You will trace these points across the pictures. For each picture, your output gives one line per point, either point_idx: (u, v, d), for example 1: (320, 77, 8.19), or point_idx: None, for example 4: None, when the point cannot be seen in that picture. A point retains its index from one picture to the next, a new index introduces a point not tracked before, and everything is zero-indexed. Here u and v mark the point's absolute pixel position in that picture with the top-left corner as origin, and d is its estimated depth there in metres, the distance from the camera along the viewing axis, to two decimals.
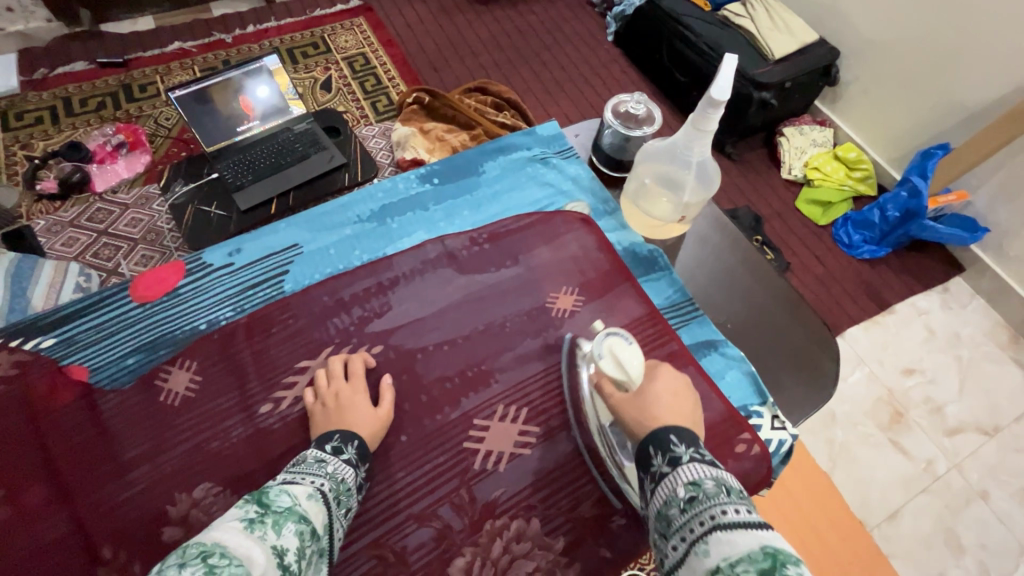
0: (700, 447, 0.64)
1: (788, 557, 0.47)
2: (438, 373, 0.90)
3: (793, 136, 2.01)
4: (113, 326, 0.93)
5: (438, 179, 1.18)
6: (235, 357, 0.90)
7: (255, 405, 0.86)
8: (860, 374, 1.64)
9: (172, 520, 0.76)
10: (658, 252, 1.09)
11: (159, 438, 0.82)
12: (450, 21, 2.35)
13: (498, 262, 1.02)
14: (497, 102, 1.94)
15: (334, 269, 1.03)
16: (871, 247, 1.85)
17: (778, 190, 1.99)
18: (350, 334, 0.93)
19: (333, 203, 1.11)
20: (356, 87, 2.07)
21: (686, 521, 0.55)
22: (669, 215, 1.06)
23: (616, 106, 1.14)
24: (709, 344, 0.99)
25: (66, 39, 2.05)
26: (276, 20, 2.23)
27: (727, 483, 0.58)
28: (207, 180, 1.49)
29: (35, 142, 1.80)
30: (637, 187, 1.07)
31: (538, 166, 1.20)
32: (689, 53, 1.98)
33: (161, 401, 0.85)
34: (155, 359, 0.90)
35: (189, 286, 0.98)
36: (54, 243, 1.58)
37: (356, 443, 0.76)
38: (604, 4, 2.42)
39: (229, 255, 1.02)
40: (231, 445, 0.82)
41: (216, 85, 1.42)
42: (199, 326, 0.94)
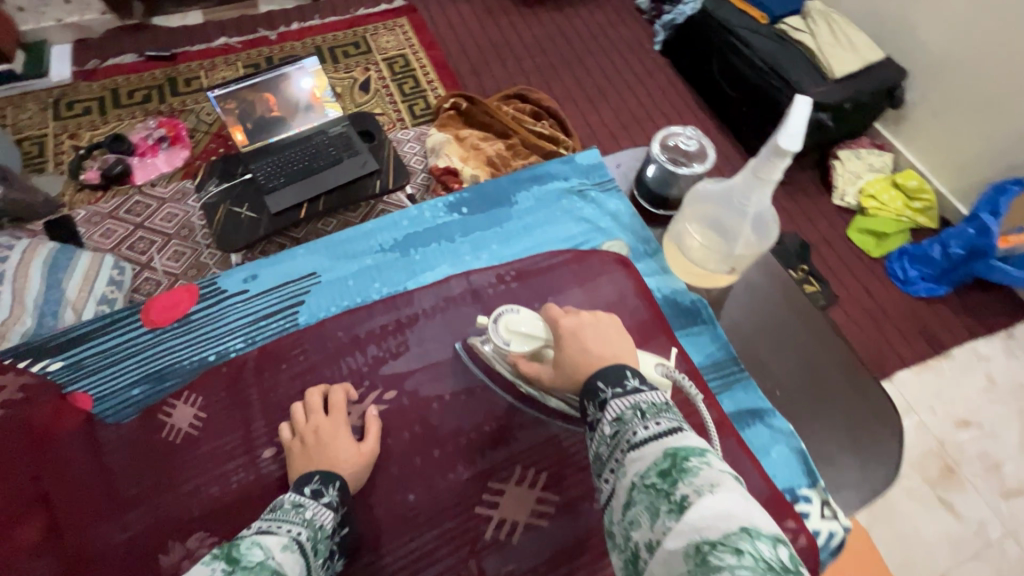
0: (622, 378, 0.61)
1: (689, 453, 0.50)
2: (453, 426, 0.81)
3: (849, 160, 1.88)
4: (121, 352, 0.90)
5: (467, 209, 1.11)
6: (242, 392, 0.83)
7: (258, 448, 0.77)
8: (908, 421, 1.52)
9: (161, 570, 0.67)
10: (701, 303, 1.01)
11: (156, 477, 0.74)
12: (493, 23, 2.31)
13: (527, 304, 0.94)
14: (536, 110, 1.89)
15: (350, 303, 0.97)
16: (928, 284, 1.73)
17: (831, 217, 1.87)
18: (362, 376, 0.84)
19: (356, 230, 1.05)
20: (394, 89, 2.05)
21: (609, 452, 0.56)
22: (717, 266, 0.97)
23: (666, 139, 1.10)
24: (755, 413, 0.91)
25: (119, 31, 2.10)
26: (320, 17, 2.23)
27: (641, 402, 0.57)
28: (240, 180, 1.49)
29: (82, 132, 1.84)
30: (682, 233, 0.99)
31: (574, 200, 1.12)
32: (741, 67, 1.87)
33: (162, 438, 0.78)
34: (161, 391, 0.86)
35: (201, 314, 0.94)
36: (93, 234, 1.61)
37: (337, 485, 0.66)
38: (652, 12, 2.33)
39: (245, 282, 0.98)
40: (230, 492, 0.74)
41: (275, 78, 1.48)
42: (208, 357, 0.89)
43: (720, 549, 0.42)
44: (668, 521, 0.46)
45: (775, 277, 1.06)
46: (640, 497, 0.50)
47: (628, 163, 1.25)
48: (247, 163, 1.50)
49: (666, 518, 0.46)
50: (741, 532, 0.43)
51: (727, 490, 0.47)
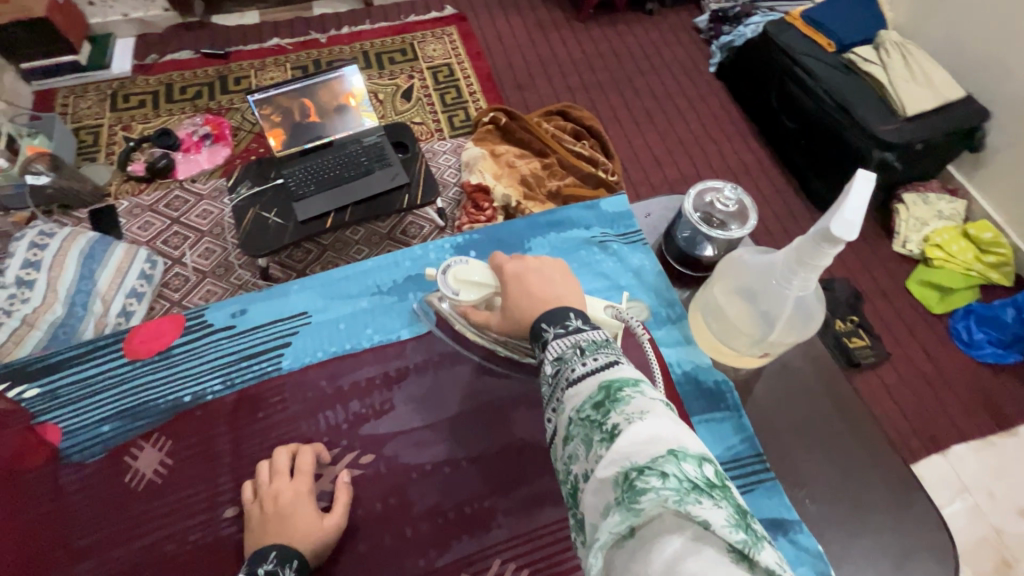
0: (565, 319, 0.60)
1: (622, 385, 0.50)
2: (430, 503, 0.74)
3: (915, 205, 1.72)
4: (97, 384, 0.83)
5: (475, 253, 1.00)
6: (213, 441, 0.78)
7: (220, 506, 0.73)
8: (961, 504, 1.36)
9: None
10: (727, 386, 0.86)
11: (113, 529, 0.72)
12: (543, 36, 2.25)
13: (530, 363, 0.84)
14: (577, 129, 1.82)
15: (336, 349, 0.86)
16: (997, 350, 1.55)
17: (890, 266, 1.72)
18: (340, 434, 0.79)
19: (353, 267, 0.95)
20: (436, 99, 2.02)
21: (551, 392, 0.56)
22: (748, 347, 0.83)
23: (703, 194, 0.98)
24: (776, 523, 0.75)
25: (181, 28, 2.17)
26: (371, 22, 2.24)
27: (582, 341, 0.57)
28: (272, 185, 1.49)
29: (135, 124, 1.91)
30: (710, 300, 0.85)
31: (595, 250, 1.00)
32: (802, 97, 1.75)
33: (125, 483, 0.75)
34: (131, 431, 0.79)
35: (183, 348, 0.86)
36: (132, 225, 1.66)
37: (295, 563, 0.63)
38: (710, 32, 2.22)
39: (231, 317, 0.89)
40: (187, 552, 0.70)
41: (318, 85, 1.47)
42: (183, 398, 0.82)
43: (647, 471, 0.42)
44: (600, 449, 0.46)
45: (814, 356, 0.94)
46: (577, 429, 0.50)
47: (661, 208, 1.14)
48: (281, 167, 1.50)
49: (598, 446, 0.46)
50: (669, 454, 0.43)
51: (657, 415, 0.46)
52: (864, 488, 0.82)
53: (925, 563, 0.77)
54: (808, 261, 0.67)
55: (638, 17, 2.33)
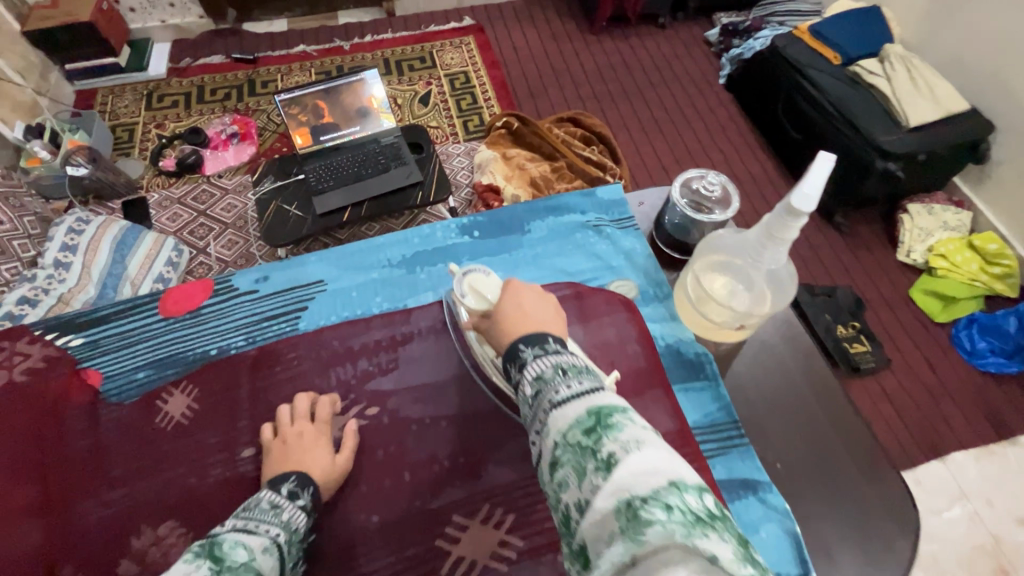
0: (542, 340, 0.56)
1: (612, 410, 0.46)
2: (427, 454, 0.79)
3: (919, 215, 1.75)
4: (135, 336, 0.91)
5: (477, 234, 1.08)
6: (233, 390, 0.84)
7: (238, 447, 0.78)
8: (959, 511, 1.36)
9: (130, 553, 0.69)
10: (707, 356, 0.91)
11: (142, 462, 0.77)
12: (556, 47, 2.33)
13: None
14: (587, 135, 1.88)
15: (350, 313, 0.96)
16: (999, 360, 1.56)
17: (892, 274, 1.74)
18: (350, 389, 0.84)
19: (370, 243, 1.05)
20: (452, 104, 2.10)
21: (531, 415, 0.51)
22: (726, 320, 0.87)
23: (688, 182, 1.02)
24: (746, 484, 0.80)
25: (213, 34, 2.29)
26: (392, 31, 2.35)
27: (563, 363, 0.53)
28: (293, 180, 1.57)
29: (167, 123, 2.01)
30: (692, 281, 0.89)
31: (588, 234, 1.07)
32: (808, 109, 1.79)
33: (155, 424, 0.80)
34: (163, 376, 0.86)
35: (212, 308, 0.95)
36: (161, 217, 1.74)
37: (311, 489, 0.68)
38: (720, 45, 2.28)
39: (256, 282, 0.99)
40: (206, 486, 0.74)
41: (344, 86, 1.57)
42: (210, 350, 0.90)
43: (649, 502, 0.38)
44: (596, 479, 0.42)
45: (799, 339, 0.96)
46: (566, 456, 0.45)
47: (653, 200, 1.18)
48: (302, 163, 1.59)
49: (594, 476, 0.42)
50: (669, 485, 0.40)
51: (653, 444, 0.43)
52: (841, 462, 0.85)
53: (895, 535, 0.80)
54: (776, 235, 0.70)
55: (650, 30, 2.40)
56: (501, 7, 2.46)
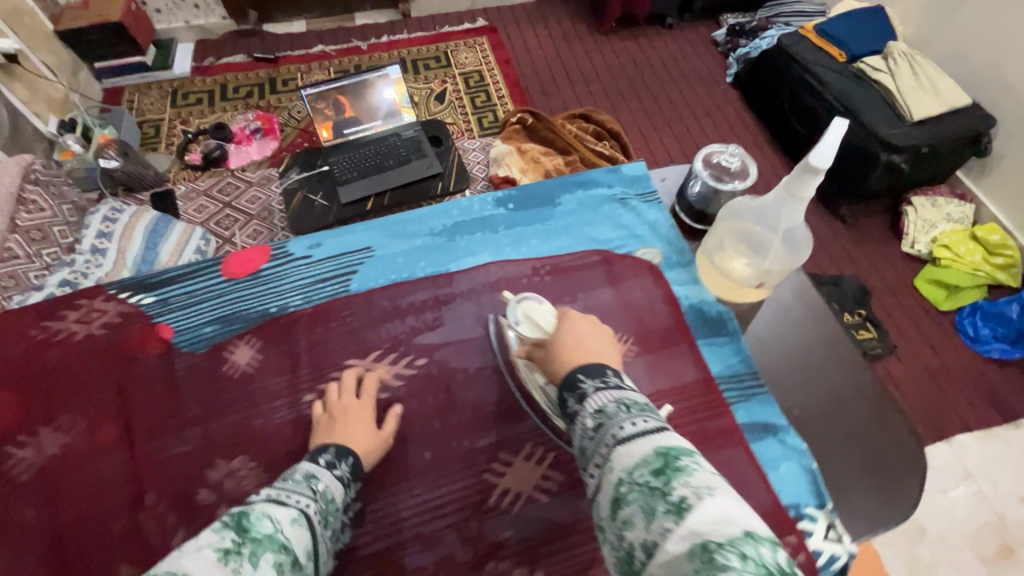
0: (603, 375, 0.64)
1: (678, 452, 0.51)
2: (473, 399, 0.85)
3: (923, 208, 1.80)
4: (201, 295, 0.95)
5: (513, 206, 1.11)
6: (293, 342, 0.89)
7: (301, 392, 0.84)
8: (963, 490, 1.40)
9: (208, 483, 0.77)
10: (728, 315, 0.96)
11: (215, 404, 0.83)
12: (567, 46, 2.40)
13: (555, 296, 0.95)
14: (599, 130, 1.94)
15: (398, 277, 0.98)
16: (1002, 345, 1.60)
17: (897, 265, 1.79)
18: (399, 342, 0.90)
19: (412, 213, 1.08)
20: (467, 102, 2.17)
21: (595, 447, 0.57)
22: (744, 279, 0.93)
23: (707, 157, 1.06)
24: (769, 427, 0.84)
25: (235, 35, 2.36)
26: (408, 32, 2.42)
27: (626, 400, 0.60)
28: (317, 171, 1.63)
29: (192, 119, 2.08)
30: (714, 245, 0.96)
31: (616, 207, 1.10)
32: (814, 105, 1.84)
33: (223, 372, 0.86)
34: (228, 331, 0.90)
35: (270, 270, 0.98)
36: (188, 209, 1.79)
37: (349, 461, 0.70)
38: (727, 44, 2.34)
39: (309, 248, 1.01)
40: (273, 426, 0.81)
41: (367, 82, 1.63)
42: (269, 309, 0.93)
43: (725, 550, 0.40)
44: (665, 522, 0.45)
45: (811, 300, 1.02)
46: (632, 495, 0.49)
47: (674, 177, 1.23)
48: (326, 156, 1.65)
49: (663, 518, 0.45)
50: (744, 536, 0.42)
51: (722, 491, 0.46)
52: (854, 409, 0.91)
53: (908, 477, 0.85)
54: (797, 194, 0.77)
55: (658, 31, 2.46)
56: (514, 9, 2.53)
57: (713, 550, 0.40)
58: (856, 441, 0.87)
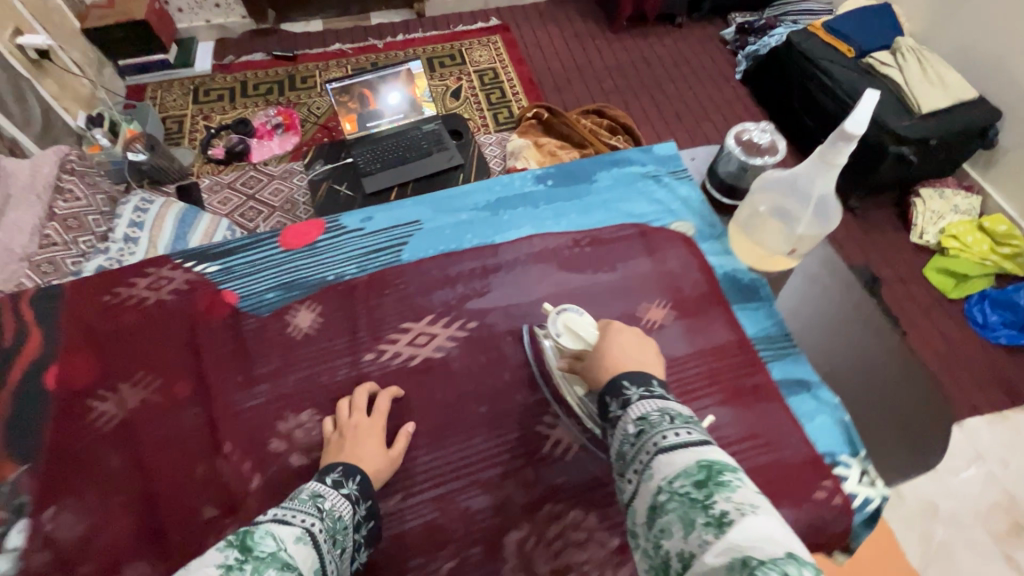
0: (648, 382, 0.66)
1: (722, 468, 0.51)
2: (523, 358, 0.89)
3: (931, 199, 1.83)
4: (263, 263, 1.01)
5: (552, 182, 1.15)
6: (352, 307, 0.93)
7: (361, 351, 0.88)
8: (975, 471, 1.43)
9: (279, 433, 0.81)
10: (761, 281, 1.00)
11: (282, 362, 0.88)
12: (579, 45, 2.45)
13: (596, 264, 0.98)
14: (612, 125, 1.98)
15: (446, 248, 1.03)
16: (1011, 332, 1.63)
17: (907, 255, 1.83)
18: (451, 307, 0.94)
19: (458, 189, 1.13)
20: (482, 98, 2.21)
21: (634, 453, 0.58)
22: (778, 245, 0.99)
23: (739, 134, 1.11)
24: (802, 382, 0.88)
25: (254, 34, 2.41)
26: (422, 31, 2.47)
27: (669, 410, 0.60)
28: (342, 163, 1.68)
29: (214, 115, 2.13)
30: (748, 215, 1.02)
31: (649, 183, 1.14)
32: (824, 99, 1.89)
33: (287, 334, 0.91)
34: (289, 297, 0.96)
35: (326, 242, 1.04)
36: (213, 200, 1.84)
37: (357, 478, 0.69)
38: (736, 43, 2.39)
39: (361, 221, 1.07)
40: (336, 383, 0.85)
41: (389, 77, 1.66)
42: (327, 277, 0.99)
43: (767, 567, 0.41)
44: (705, 535, 0.46)
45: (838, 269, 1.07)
46: (673, 504, 0.50)
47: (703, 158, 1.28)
48: (351, 148, 1.70)
49: (704, 531, 0.46)
50: (786, 557, 0.43)
51: (766, 512, 0.47)
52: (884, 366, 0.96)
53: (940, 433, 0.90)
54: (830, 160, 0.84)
55: (667, 30, 2.51)
56: (525, 9, 2.58)
57: (755, 566, 0.41)
58: (888, 399, 0.91)
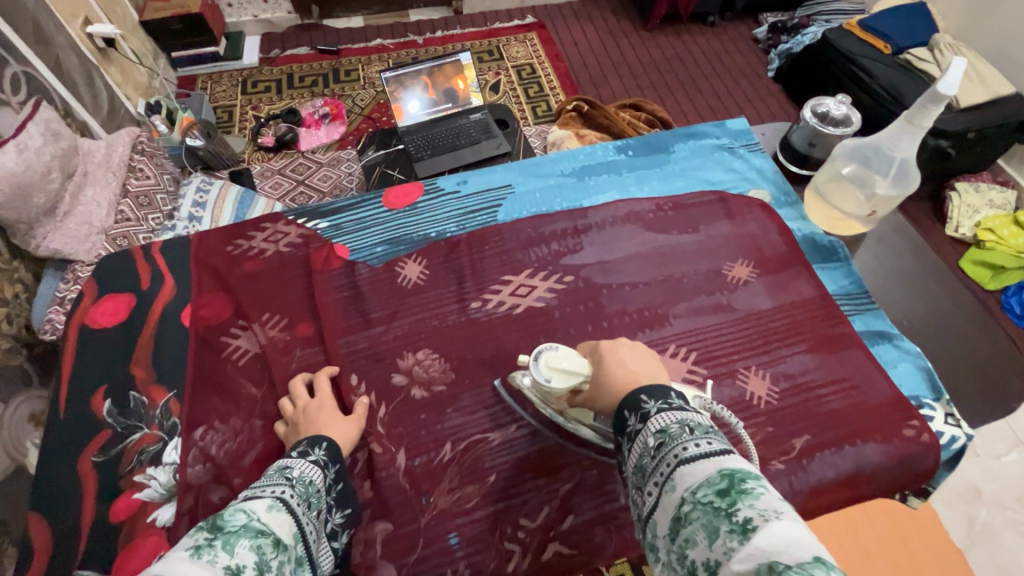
0: (666, 396, 0.62)
1: (744, 475, 0.48)
2: (619, 307, 0.94)
3: (966, 192, 1.86)
4: (369, 221, 1.07)
5: (632, 152, 1.19)
6: (456, 260, 1.00)
7: (468, 299, 0.95)
8: (1015, 456, 1.46)
9: (399, 369, 0.88)
10: (839, 244, 1.04)
11: (394, 307, 0.94)
12: (613, 42, 2.50)
13: (679, 227, 1.04)
14: (650, 118, 2.03)
15: (539, 210, 1.08)
16: None
17: (942, 248, 1.86)
18: (547, 262, 0.99)
19: (545, 156, 1.17)
20: (521, 92, 2.27)
21: (654, 465, 0.55)
22: (857, 209, 1.06)
23: (814, 107, 1.20)
24: (883, 333, 0.93)
25: (300, 28, 2.49)
26: (461, 28, 2.53)
27: (689, 420, 0.57)
28: (393, 150, 1.74)
29: (263, 105, 2.20)
30: (826, 179, 1.10)
31: (725, 154, 1.19)
32: (861, 94, 1.94)
33: (399, 283, 0.98)
34: (398, 251, 1.02)
35: (425, 203, 1.10)
36: (265, 184, 1.88)
37: (321, 443, 0.71)
38: (768, 41, 2.44)
39: (457, 184, 1.12)
40: (446, 326, 0.92)
41: (437, 68, 1.68)
42: (430, 234, 1.05)
43: (794, 571, 0.39)
44: (729, 541, 0.44)
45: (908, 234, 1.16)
46: (696, 514, 0.48)
47: (772, 134, 1.36)
48: (402, 136, 1.75)
49: (727, 538, 0.44)
50: (815, 561, 0.40)
51: (791, 518, 0.44)
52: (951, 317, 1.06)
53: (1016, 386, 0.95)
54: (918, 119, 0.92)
55: (700, 28, 2.57)
56: (561, 7, 2.65)
57: (781, 570, 0.39)
58: (956, 350, 1.01)
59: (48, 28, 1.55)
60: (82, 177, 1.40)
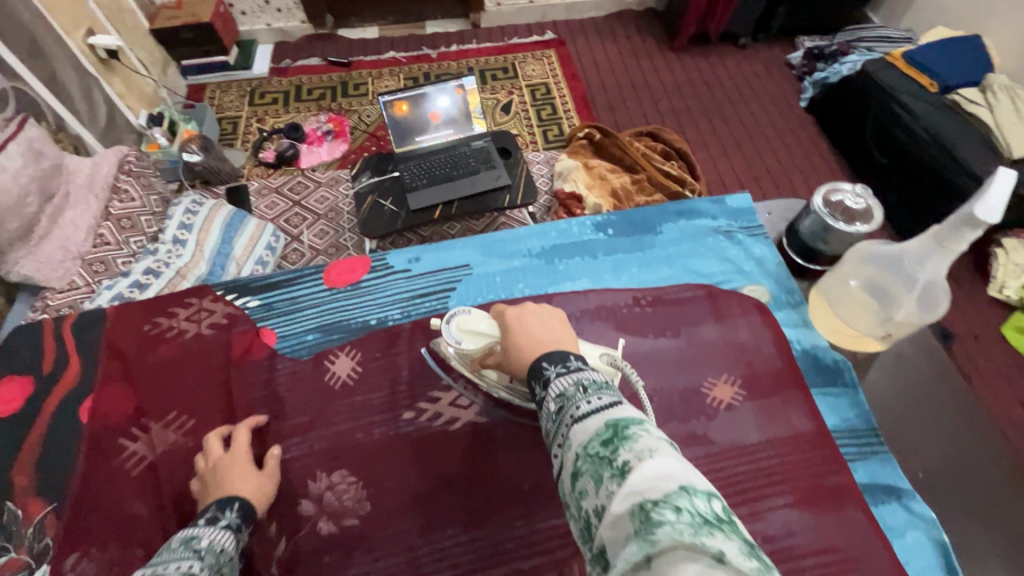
0: (565, 359, 0.57)
1: (629, 421, 0.45)
2: None
3: (1016, 250, 1.66)
4: (302, 302, 1.03)
5: (612, 231, 1.14)
6: (394, 357, 0.94)
7: (400, 410, 0.88)
8: None
9: (309, 495, 0.80)
10: (846, 364, 0.96)
11: (317, 414, 0.88)
12: (636, 63, 2.37)
13: (657, 329, 0.95)
14: (667, 149, 1.89)
15: (495, 296, 1.03)
16: None
17: (983, 311, 1.68)
18: None
19: (511, 233, 1.12)
20: (533, 114, 2.17)
21: (554, 429, 0.51)
22: (871, 329, 0.97)
23: (830, 195, 1.09)
24: (890, 490, 0.84)
25: (314, 38, 2.44)
26: (477, 42, 2.44)
27: (583, 379, 0.52)
28: (388, 176, 1.65)
29: (268, 118, 2.16)
30: (836, 286, 1.01)
31: (720, 239, 1.11)
32: (899, 134, 1.77)
33: (325, 381, 0.92)
34: (329, 341, 0.97)
35: (369, 282, 1.06)
36: (260, 204, 1.81)
37: (236, 504, 0.68)
38: (803, 68, 2.27)
39: (408, 262, 1.08)
40: (374, 442, 0.85)
41: (439, 90, 1.58)
42: (370, 321, 1.00)
43: (662, 506, 0.37)
44: (610, 486, 0.41)
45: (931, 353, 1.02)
46: (585, 467, 0.44)
47: (780, 214, 1.27)
48: (398, 162, 1.67)
49: (609, 484, 0.41)
50: (682, 490, 0.39)
51: (666, 454, 0.42)
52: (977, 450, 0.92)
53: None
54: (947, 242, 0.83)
55: (730, 50, 2.41)
56: (584, 22, 2.53)
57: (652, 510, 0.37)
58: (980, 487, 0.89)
59: (45, 41, 1.52)
60: (63, 198, 1.36)
